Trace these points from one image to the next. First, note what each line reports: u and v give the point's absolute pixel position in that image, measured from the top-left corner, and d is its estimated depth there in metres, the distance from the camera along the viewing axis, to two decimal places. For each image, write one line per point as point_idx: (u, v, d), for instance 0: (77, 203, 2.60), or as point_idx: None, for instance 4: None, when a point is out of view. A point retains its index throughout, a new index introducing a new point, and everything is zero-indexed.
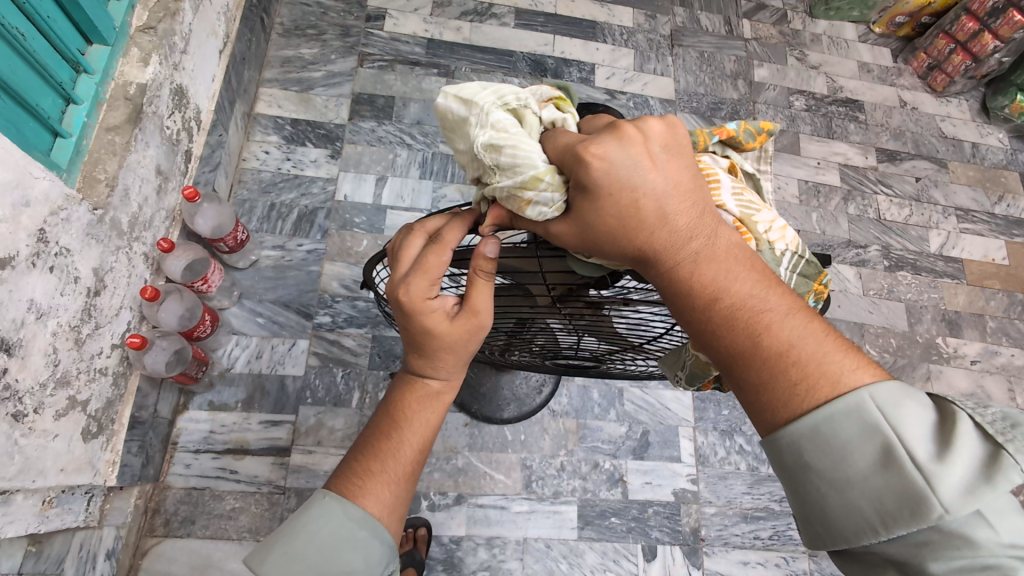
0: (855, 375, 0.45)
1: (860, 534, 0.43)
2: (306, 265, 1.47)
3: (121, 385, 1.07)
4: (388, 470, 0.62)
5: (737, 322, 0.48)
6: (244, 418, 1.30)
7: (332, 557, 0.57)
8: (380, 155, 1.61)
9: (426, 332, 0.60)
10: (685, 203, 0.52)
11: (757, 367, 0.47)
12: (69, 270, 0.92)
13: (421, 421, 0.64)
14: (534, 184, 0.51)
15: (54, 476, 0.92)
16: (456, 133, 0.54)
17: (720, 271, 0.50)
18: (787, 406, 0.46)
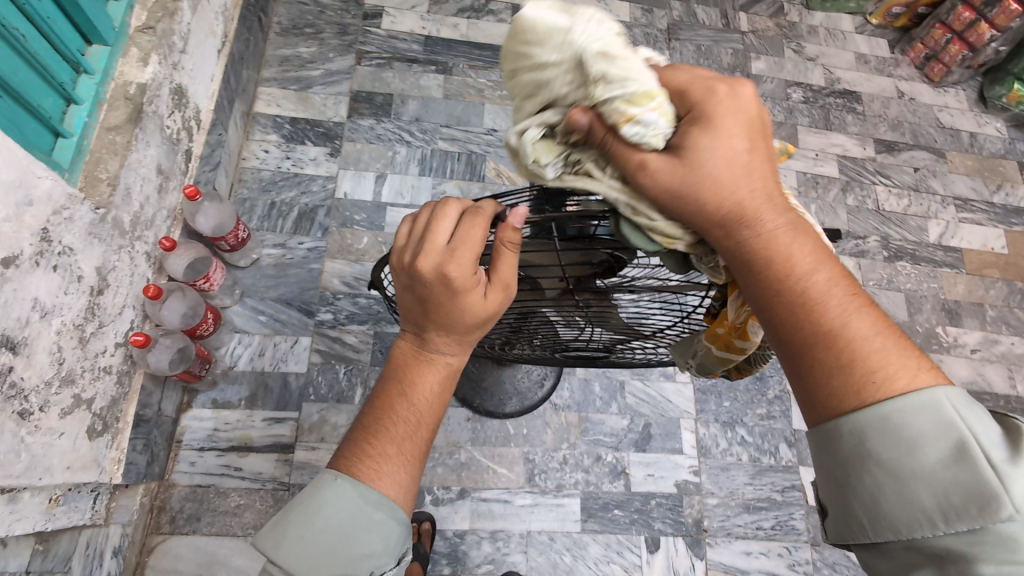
0: (929, 375, 0.47)
1: (914, 526, 0.43)
2: (307, 263, 1.47)
3: (125, 383, 1.08)
4: (405, 452, 0.62)
5: (816, 313, 0.49)
6: (248, 416, 1.31)
7: (349, 541, 0.57)
8: (380, 153, 1.61)
9: (462, 305, 0.58)
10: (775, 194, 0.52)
11: (838, 351, 0.47)
12: (73, 269, 0.92)
13: (434, 404, 0.65)
14: (643, 100, 0.46)
15: (60, 474, 0.92)
16: (545, 44, 0.46)
17: (804, 261, 0.50)
18: (861, 391, 0.47)
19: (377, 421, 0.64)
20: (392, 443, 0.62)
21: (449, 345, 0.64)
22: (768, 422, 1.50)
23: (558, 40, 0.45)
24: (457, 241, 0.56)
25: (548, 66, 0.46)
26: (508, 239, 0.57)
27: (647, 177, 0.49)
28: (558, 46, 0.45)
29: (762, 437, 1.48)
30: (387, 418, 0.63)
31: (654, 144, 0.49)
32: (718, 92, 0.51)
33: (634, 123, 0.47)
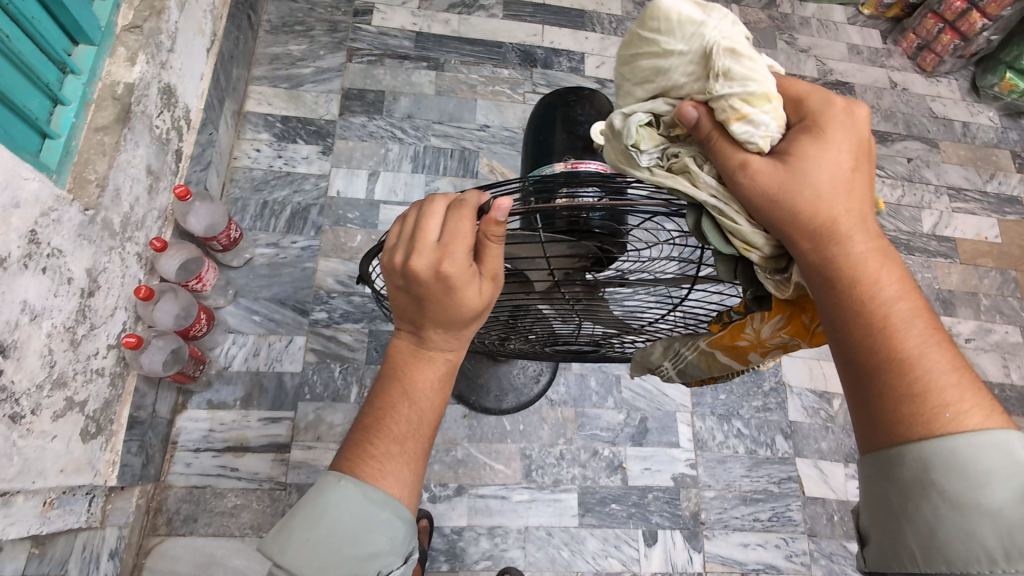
0: (999, 418, 0.45)
1: (968, 561, 0.42)
2: (301, 262, 1.47)
3: (118, 385, 1.08)
4: (408, 451, 0.62)
5: (895, 339, 0.47)
6: (243, 416, 1.31)
7: (354, 542, 0.57)
8: (372, 150, 1.61)
9: (457, 301, 0.57)
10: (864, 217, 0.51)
11: (913, 378, 0.46)
12: (62, 271, 0.92)
13: (433, 400, 0.65)
14: (759, 101, 0.48)
15: (54, 477, 0.92)
16: (671, 33, 0.48)
17: (890, 288, 0.48)
18: (932, 417, 0.45)
19: (378, 421, 0.63)
20: (394, 443, 0.62)
21: (446, 340, 0.63)
22: (764, 414, 1.50)
23: (688, 31, 0.48)
24: (448, 237, 0.56)
25: (671, 54, 0.49)
26: (492, 232, 0.55)
27: (747, 177, 0.50)
28: (686, 37, 0.48)
29: (758, 429, 1.49)
30: (388, 417, 0.63)
31: (762, 146, 0.50)
32: (835, 104, 0.51)
33: (747, 119, 0.49)
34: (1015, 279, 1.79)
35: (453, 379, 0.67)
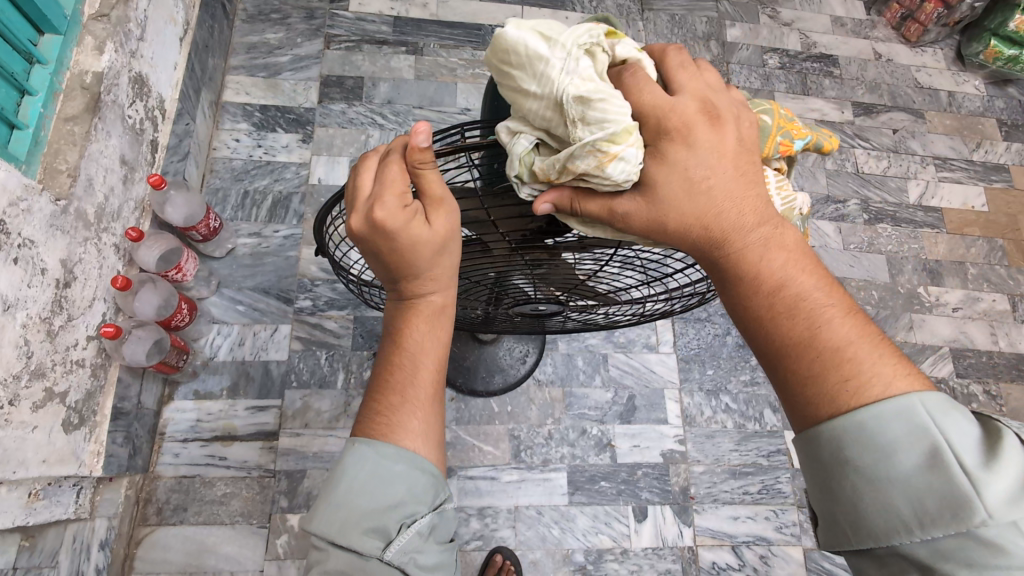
0: (905, 380, 0.48)
1: (891, 533, 0.45)
2: (284, 251, 1.46)
3: (99, 376, 1.08)
4: (413, 401, 0.62)
5: (787, 316, 0.52)
6: (230, 405, 1.31)
7: (376, 496, 0.57)
8: (353, 137, 1.60)
9: (405, 241, 0.57)
10: (751, 189, 0.54)
11: (811, 359, 0.50)
12: (35, 262, 0.91)
13: (431, 341, 0.64)
14: (623, 137, 0.47)
15: (37, 467, 0.92)
16: (524, 68, 0.46)
17: (777, 270, 0.53)
18: (829, 403, 0.49)
19: (382, 377, 0.64)
20: (397, 394, 0.63)
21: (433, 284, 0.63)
22: (753, 388, 1.51)
23: (538, 69, 0.45)
24: (379, 187, 0.56)
25: (528, 94, 0.46)
26: (420, 161, 0.55)
27: (620, 223, 0.53)
28: (577, 43, 0.45)
29: (747, 403, 1.49)
30: (388, 370, 0.64)
31: (622, 185, 0.50)
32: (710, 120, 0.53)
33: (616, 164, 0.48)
34: (1002, 247, 1.80)
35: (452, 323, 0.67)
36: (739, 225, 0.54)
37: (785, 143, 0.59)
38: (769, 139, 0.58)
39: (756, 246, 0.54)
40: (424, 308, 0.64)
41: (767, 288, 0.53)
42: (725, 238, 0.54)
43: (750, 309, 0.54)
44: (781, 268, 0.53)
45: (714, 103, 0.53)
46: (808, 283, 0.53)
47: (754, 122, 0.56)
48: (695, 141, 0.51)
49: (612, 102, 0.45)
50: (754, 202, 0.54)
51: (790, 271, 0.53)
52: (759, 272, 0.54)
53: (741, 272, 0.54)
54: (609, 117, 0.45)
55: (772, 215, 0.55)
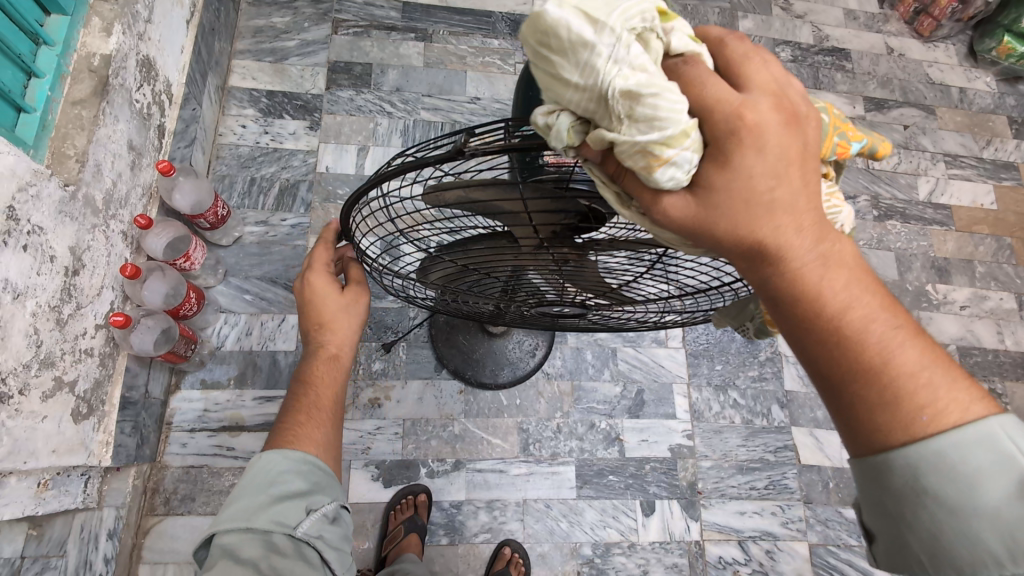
0: (980, 406, 0.47)
1: (977, 565, 0.45)
2: (291, 240, 1.44)
3: (108, 365, 1.06)
4: (317, 419, 0.76)
5: (856, 343, 0.47)
6: (238, 395, 1.30)
7: (284, 484, 0.67)
8: (361, 125, 1.57)
9: (321, 302, 0.77)
10: (813, 198, 0.47)
11: (882, 389, 0.47)
12: (44, 249, 0.89)
13: (330, 379, 0.78)
14: (679, 139, 0.41)
15: (47, 458, 0.91)
16: (565, 55, 0.39)
17: (843, 291, 0.47)
18: (906, 433, 0.47)
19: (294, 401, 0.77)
20: (302, 414, 0.76)
21: (337, 338, 0.79)
22: (760, 383, 1.51)
23: (582, 57, 0.39)
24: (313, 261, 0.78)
25: (567, 84, 0.40)
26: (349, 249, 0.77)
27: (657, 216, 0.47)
28: (629, 26, 0.39)
29: (754, 399, 1.49)
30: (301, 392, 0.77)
31: (671, 190, 0.45)
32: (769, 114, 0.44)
33: (666, 170, 0.42)
34: (1010, 245, 1.79)
35: (347, 370, 0.81)
36: (802, 245, 0.47)
37: (841, 146, 0.57)
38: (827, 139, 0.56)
39: (819, 269, 0.47)
40: (321, 350, 0.78)
41: (832, 315, 0.47)
42: (787, 260, 0.47)
43: (809, 334, 0.48)
44: (849, 292, 0.47)
45: (783, 101, 0.46)
46: (877, 305, 0.47)
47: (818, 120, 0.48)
48: (761, 148, 0.44)
49: (665, 101, 0.40)
50: (815, 214, 0.47)
51: (858, 294, 0.47)
52: (826, 294, 0.47)
53: (804, 297, 0.47)
54: (659, 118, 0.40)
55: (832, 229, 0.48)
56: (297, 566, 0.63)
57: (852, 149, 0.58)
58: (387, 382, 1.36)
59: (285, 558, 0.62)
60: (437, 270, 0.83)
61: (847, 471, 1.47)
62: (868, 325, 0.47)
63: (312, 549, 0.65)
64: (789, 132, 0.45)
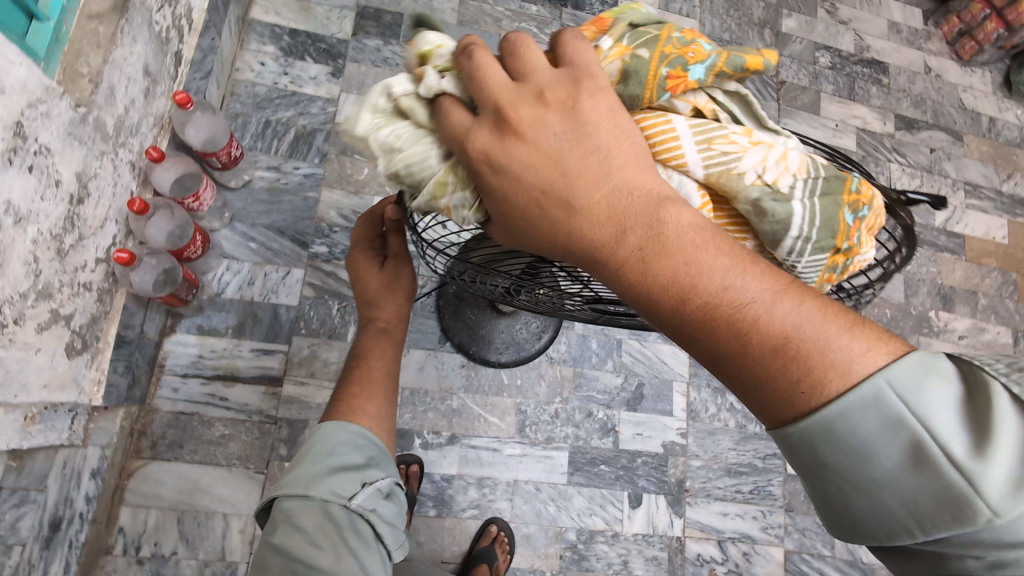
0: (867, 359, 0.40)
1: (893, 535, 0.40)
2: (302, 190, 1.38)
3: (106, 302, 1.01)
4: (370, 391, 0.77)
5: (704, 325, 0.44)
6: (234, 345, 1.25)
7: (342, 455, 0.69)
8: (386, 78, 1.50)
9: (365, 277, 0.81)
10: (591, 180, 0.47)
11: (752, 366, 0.42)
12: (50, 172, 0.83)
13: (380, 352, 0.81)
14: (440, 190, 0.53)
15: (37, 392, 0.87)
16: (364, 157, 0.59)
17: (673, 266, 0.44)
18: (783, 408, 0.42)
19: (350, 370, 0.80)
20: (355, 385, 0.78)
21: (388, 312, 0.82)
22: None
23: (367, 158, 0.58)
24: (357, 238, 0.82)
25: None
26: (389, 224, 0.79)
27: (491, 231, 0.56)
28: (374, 120, 0.55)
29: None
30: (356, 364, 0.80)
31: (478, 223, 0.55)
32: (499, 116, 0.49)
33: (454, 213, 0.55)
34: (1014, 281, 1.81)
35: (398, 343, 0.83)
36: (604, 234, 0.47)
37: (673, 76, 0.50)
38: (652, 75, 0.50)
39: (635, 256, 0.46)
40: (373, 324, 0.82)
41: (677, 295, 0.44)
42: (606, 255, 0.47)
43: (672, 326, 0.45)
44: (682, 261, 0.44)
45: (509, 94, 0.49)
46: (724, 269, 0.43)
47: (589, 94, 0.49)
48: (492, 156, 0.49)
49: (419, 152, 0.54)
50: (601, 196, 0.47)
51: (688, 257, 0.44)
52: (656, 276, 0.45)
53: (640, 283, 0.46)
54: (417, 169, 0.54)
55: (640, 198, 0.47)
56: (352, 537, 0.64)
57: (694, 75, 0.50)
58: None
59: (340, 529, 0.64)
60: (480, 250, 0.79)
61: None
62: (717, 301, 0.43)
63: (366, 522, 0.66)
64: (520, 128, 0.49)
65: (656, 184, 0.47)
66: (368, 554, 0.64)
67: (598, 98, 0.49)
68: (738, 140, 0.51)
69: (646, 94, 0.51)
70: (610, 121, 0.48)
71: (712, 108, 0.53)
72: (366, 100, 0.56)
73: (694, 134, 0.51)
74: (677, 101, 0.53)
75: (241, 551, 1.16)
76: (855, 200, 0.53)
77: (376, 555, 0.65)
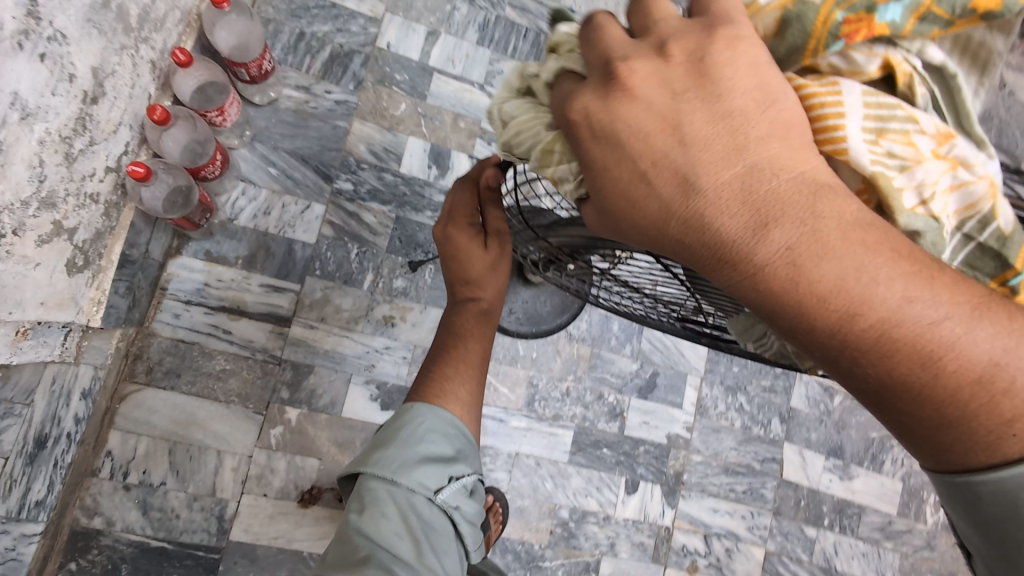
0: None
1: None
2: (332, 118, 1.26)
3: (112, 217, 0.91)
4: (463, 374, 0.79)
5: (876, 351, 0.34)
6: (244, 277, 1.17)
7: (433, 444, 0.73)
8: (436, 4, 1.34)
9: (461, 253, 0.77)
10: (720, 153, 0.36)
11: (932, 406, 0.34)
12: (64, 63, 0.72)
13: (477, 334, 0.81)
14: (547, 160, 0.44)
15: (33, 310, 0.79)
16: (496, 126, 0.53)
17: (844, 276, 0.33)
18: (969, 452, 0.34)
19: (447, 346, 0.81)
20: (449, 365, 0.79)
21: (490, 289, 0.80)
22: (769, 394, 1.49)
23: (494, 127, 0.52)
24: (452, 209, 0.77)
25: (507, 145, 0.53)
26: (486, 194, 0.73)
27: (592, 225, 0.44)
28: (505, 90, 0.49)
29: (759, 408, 1.48)
30: (451, 343, 0.81)
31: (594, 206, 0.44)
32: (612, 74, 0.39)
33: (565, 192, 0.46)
34: None
35: (495, 325, 0.83)
36: (738, 224, 0.35)
37: (852, 20, 0.33)
38: (821, 19, 0.34)
39: (782, 257, 0.34)
40: (474, 304, 0.81)
41: (845, 309, 0.33)
42: (741, 254, 0.35)
43: (830, 350, 0.35)
44: (853, 265, 0.33)
45: (626, 53, 0.40)
46: (906, 276, 0.33)
47: (726, 57, 0.37)
48: (595, 122, 0.39)
49: (530, 125, 0.45)
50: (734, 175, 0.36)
51: (862, 260, 0.33)
52: (814, 285, 0.34)
53: (791, 293, 0.34)
54: (524, 139, 0.45)
55: (793, 184, 0.35)
56: (432, 532, 0.69)
57: (886, 17, 0.33)
58: (406, 303, 1.25)
59: (423, 522, 0.68)
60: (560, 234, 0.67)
61: (822, 494, 1.50)
62: (898, 320, 0.33)
63: (448, 517, 0.71)
64: (631, 87, 0.39)
65: (814, 164, 0.35)
66: (446, 547, 0.69)
67: (735, 52, 0.37)
68: (914, 139, 0.34)
69: (809, 40, 0.36)
70: (752, 81, 0.36)
71: (908, 71, 0.35)
72: (504, 80, 0.49)
73: (861, 111, 0.35)
74: (852, 53, 0.35)
75: (232, 490, 1.12)
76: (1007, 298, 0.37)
77: (454, 549, 0.70)
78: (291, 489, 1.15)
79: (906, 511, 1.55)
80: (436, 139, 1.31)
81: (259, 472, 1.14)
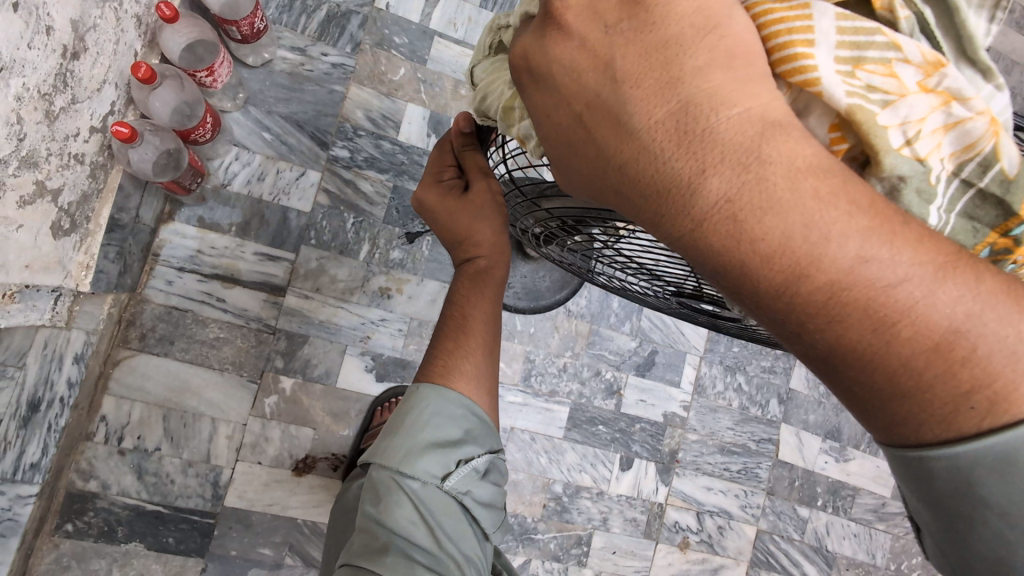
0: None
1: None
2: (328, 82, 1.22)
3: (99, 178, 0.89)
4: (466, 347, 0.76)
5: (821, 313, 0.32)
6: (238, 245, 1.15)
7: (438, 431, 0.72)
8: None
9: (438, 207, 0.74)
10: (658, 92, 0.34)
11: (883, 373, 0.32)
12: (39, 14, 0.68)
13: (477, 298, 0.76)
14: (511, 116, 0.46)
15: (18, 273, 0.77)
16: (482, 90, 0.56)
17: (785, 228, 0.31)
18: (924, 421, 0.32)
19: (450, 319, 0.78)
20: (451, 340, 0.77)
21: (482, 237, 0.74)
22: (769, 375, 1.47)
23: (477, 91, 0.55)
24: (430, 170, 0.76)
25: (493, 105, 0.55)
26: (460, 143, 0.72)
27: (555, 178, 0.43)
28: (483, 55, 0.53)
29: (757, 388, 1.46)
30: (452, 315, 0.78)
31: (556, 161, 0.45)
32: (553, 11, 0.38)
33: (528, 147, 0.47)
34: None
35: (499, 281, 0.78)
36: (676, 171, 0.33)
37: None
38: None
39: (721, 208, 0.32)
40: (473, 264, 0.76)
41: (791, 269, 0.31)
42: (679, 208, 0.33)
43: (776, 312, 0.33)
44: (799, 218, 0.31)
45: None
46: (861, 233, 0.31)
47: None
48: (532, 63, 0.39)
49: (496, 85, 0.48)
50: (672, 116, 0.34)
51: (811, 213, 0.31)
52: (755, 240, 0.32)
53: (733, 249, 0.32)
54: (491, 101, 0.49)
55: (735, 125, 0.32)
56: (445, 517, 0.71)
57: None
58: (403, 275, 1.23)
59: (434, 510, 0.70)
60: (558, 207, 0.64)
61: (817, 475, 1.49)
62: (849, 280, 0.31)
63: (458, 501, 0.72)
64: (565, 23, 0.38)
65: (762, 102, 0.33)
66: (460, 531, 0.72)
67: None
68: (896, 70, 0.32)
69: None
70: (694, 10, 0.35)
71: None
72: (479, 39, 0.54)
73: (834, 39, 0.32)
74: None
75: (227, 457, 1.13)
76: (1009, 246, 0.34)
77: (468, 530, 0.73)
78: (285, 457, 1.15)
79: (901, 494, 1.55)
80: (436, 106, 1.27)
81: (253, 440, 1.14)
